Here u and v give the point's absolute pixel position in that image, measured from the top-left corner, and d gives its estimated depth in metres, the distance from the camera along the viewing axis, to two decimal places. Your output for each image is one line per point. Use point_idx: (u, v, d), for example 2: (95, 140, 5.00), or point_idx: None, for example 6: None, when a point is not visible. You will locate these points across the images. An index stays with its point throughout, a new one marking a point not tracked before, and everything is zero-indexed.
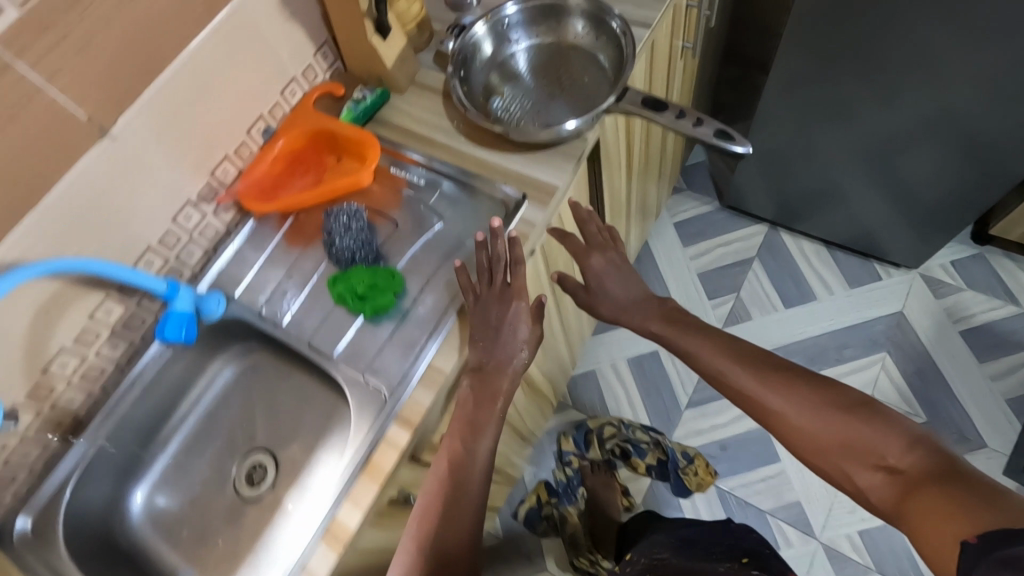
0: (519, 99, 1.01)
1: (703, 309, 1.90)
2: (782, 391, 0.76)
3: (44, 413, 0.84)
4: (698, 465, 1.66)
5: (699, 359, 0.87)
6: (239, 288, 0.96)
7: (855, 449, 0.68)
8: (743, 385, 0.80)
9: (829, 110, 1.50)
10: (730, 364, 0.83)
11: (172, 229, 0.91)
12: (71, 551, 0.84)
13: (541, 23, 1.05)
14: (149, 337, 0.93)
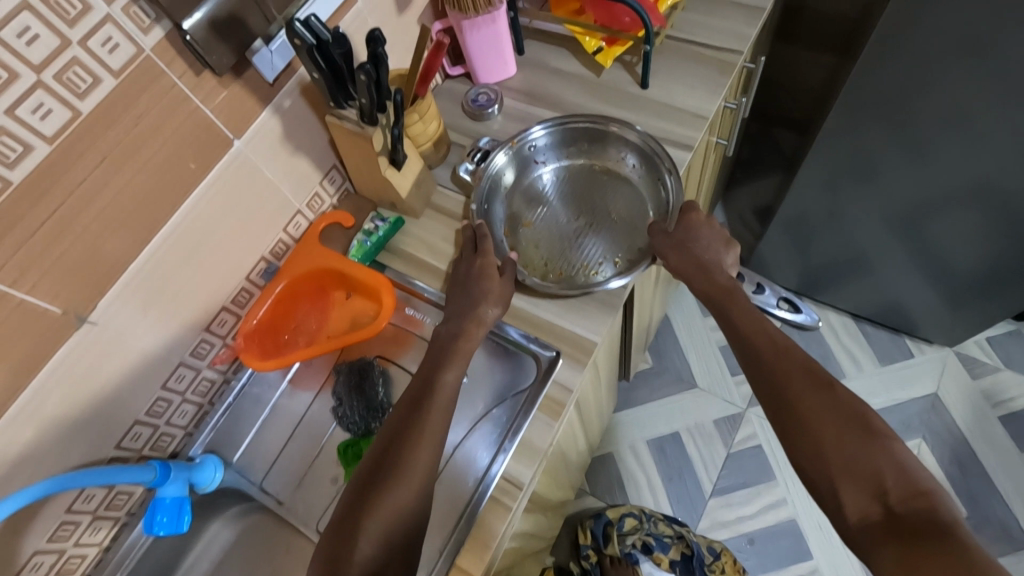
0: (543, 229, 0.92)
1: (726, 386, 1.81)
2: (792, 374, 0.68)
3: None
4: (725, 562, 1.53)
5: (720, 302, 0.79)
6: (239, 450, 0.86)
7: (859, 477, 0.59)
8: (750, 350, 0.73)
9: (847, 179, 1.29)
10: (750, 324, 0.75)
11: (161, 394, 0.80)
12: None
13: (579, 146, 0.97)
14: (138, 510, 0.83)
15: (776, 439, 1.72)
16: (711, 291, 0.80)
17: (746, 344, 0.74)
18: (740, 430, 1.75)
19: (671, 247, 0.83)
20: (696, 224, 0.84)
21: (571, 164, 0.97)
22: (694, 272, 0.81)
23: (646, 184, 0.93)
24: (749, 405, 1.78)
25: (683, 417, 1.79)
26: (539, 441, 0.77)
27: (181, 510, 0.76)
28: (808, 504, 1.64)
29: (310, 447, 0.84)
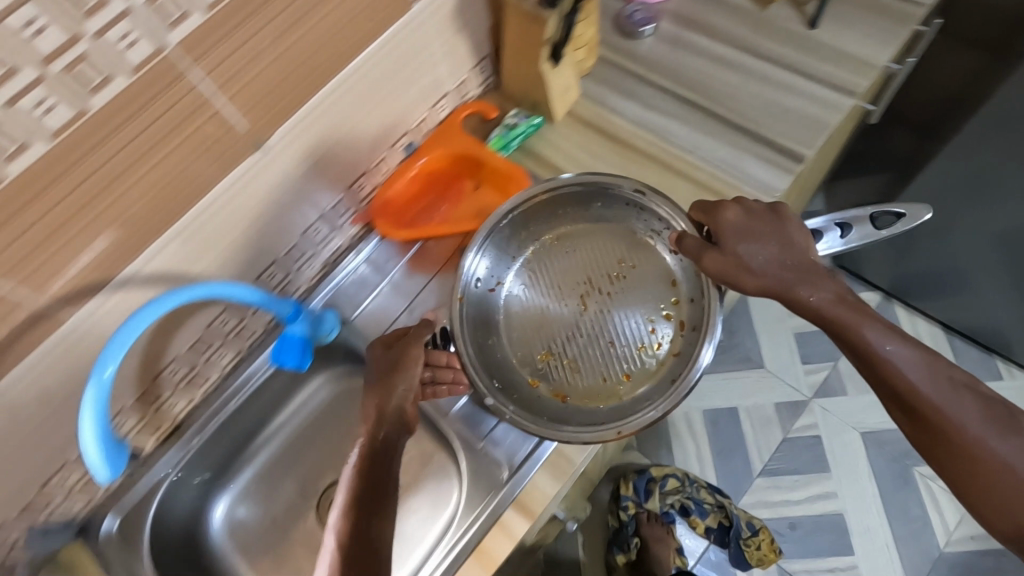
0: (573, 362, 0.81)
1: (794, 373, 1.77)
2: (954, 404, 0.62)
3: (148, 417, 0.80)
4: (763, 540, 1.54)
5: (830, 313, 0.68)
6: (355, 312, 0.90)
7: None
8: (894, 373, 0.64)
9: (968, 182, 1.22)
10: (878, 336, 0.65)
11: (298, 242, 0.84)
12: (157, 556, 0.81)
13: (522, 235, 0.86)
14: (258, 345, 0.89)
15: (836, 433, 1.68)
16: (832, 302, 0.69)
17: (888, 363, 0.64)
18: (803, 418, 1.71)
19: (729, 265, 0.72)
20: (775, 224, 0.73)
21: (538, 248, 0.87)
22: (834, 301, 0.69)
23: (644, 226, 0.85)
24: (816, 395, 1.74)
25: (743, 395, 1.76)
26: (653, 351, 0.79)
27: (304, 350, 0.81)
28: (859, 502, 1.61)
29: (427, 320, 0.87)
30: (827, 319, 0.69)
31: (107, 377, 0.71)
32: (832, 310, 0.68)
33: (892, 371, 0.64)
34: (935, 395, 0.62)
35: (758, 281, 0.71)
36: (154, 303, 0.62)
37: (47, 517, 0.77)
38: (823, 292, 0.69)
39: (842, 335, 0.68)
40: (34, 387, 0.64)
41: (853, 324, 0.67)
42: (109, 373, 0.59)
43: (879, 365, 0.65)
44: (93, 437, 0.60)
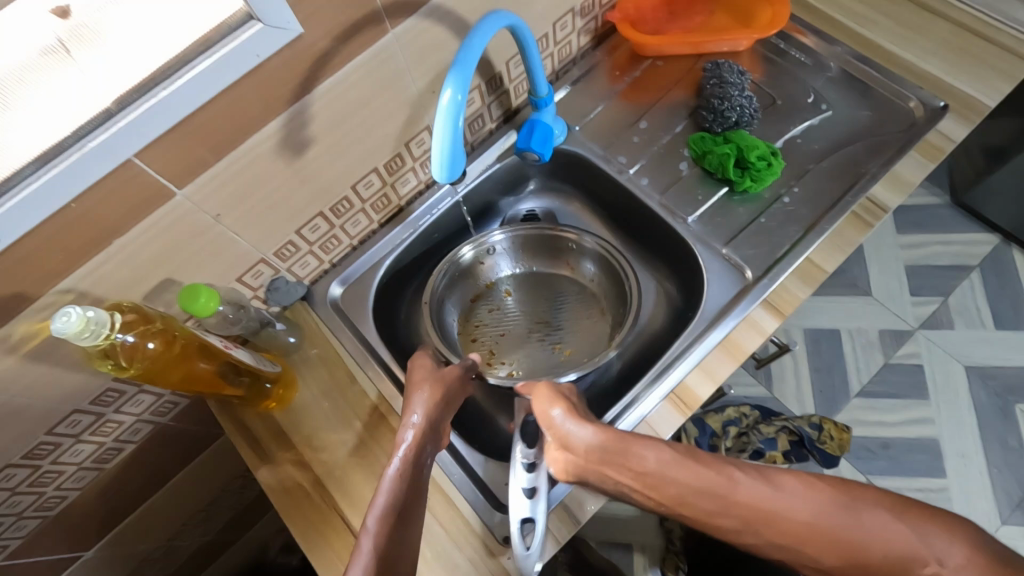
0: (491, 322, 0.90)
1: (900, 303, 1.65)
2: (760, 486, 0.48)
3: (385, 189, 0.80)
4: (835, 429, 1.23)
5: (711, 476, 0.50)
6: (580, 122, 0.88)
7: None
8: (762, 495, 0.48)
9: None
10: (783, 521, 0.47)
11: (547, 34, 0.81)
12: (376, 329, 0.82)
13: (543, 252, 0.91)
14: (478, 145, 0.88)
15: (941, 363, 1.58)
16: (680, 462, 0.51)
17: (697, 480, 0.50)
18: (905, 347, 1.61)
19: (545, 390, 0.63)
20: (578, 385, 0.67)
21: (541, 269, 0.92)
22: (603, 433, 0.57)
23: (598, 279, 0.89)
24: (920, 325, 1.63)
25: (846, 318, 1.66)
26: (911, 176, 0.76)
27: (549, 137, 0.80)
28: (957, 433, 1.52)
29: (657, 136, 0.85)
30: (675, 475, 0.51)
31: (385, 119, 0.70)
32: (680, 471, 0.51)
33: (788, 523, 0.46)
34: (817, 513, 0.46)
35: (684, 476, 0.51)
36: (476, 33, 0.57)
37: (289, 268, 0.77)
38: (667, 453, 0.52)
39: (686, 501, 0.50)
40: (341, 101, 0.63)
41: (736, 492, 0.48)
42: (459, 99, 0.54)
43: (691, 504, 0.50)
44: (442, 162, 0.56)
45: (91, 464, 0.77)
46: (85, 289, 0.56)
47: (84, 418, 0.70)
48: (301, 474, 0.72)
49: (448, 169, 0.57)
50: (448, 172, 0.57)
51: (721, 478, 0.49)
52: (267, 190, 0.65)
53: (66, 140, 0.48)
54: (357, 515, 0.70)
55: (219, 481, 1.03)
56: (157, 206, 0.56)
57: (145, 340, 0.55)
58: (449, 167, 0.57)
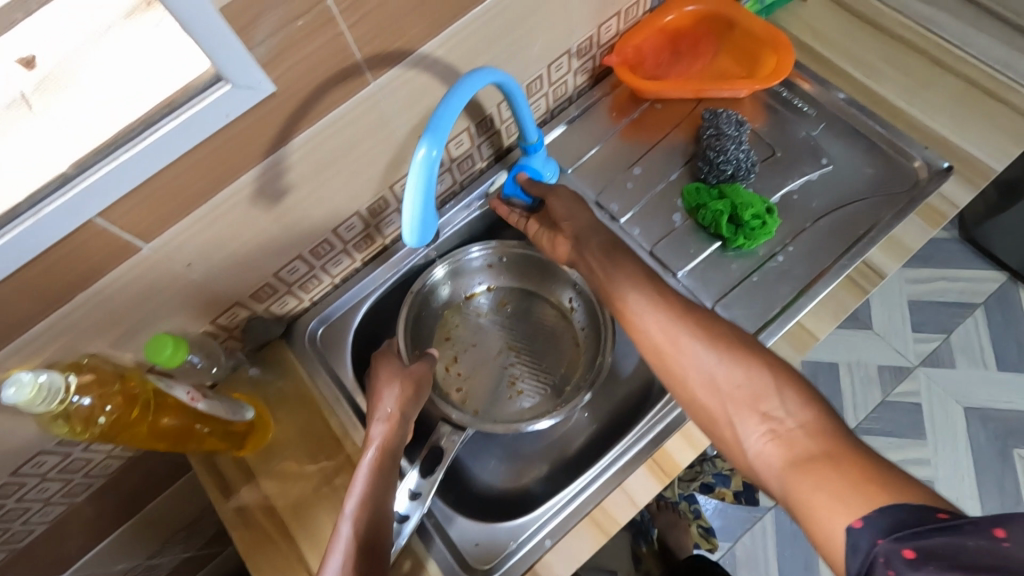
0: (464, 331, 0.88)
1: (902, 339, 1.62)
2: (781, 388, 0.53)
3: (369, 230, 0.78)
4: None
5: (743, 371, 0.55)
6: (574, 164, 0.86)
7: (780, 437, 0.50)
8: (707, 366, 0.57)
9: None
10: (757, 431, 0.52)
11: (541, 76, 0.78)
12: (354, 371, 0.80)
13: (530, 277, 0.89)
14: (467, 183, 0.85)
15: (940, 403, 1.55)
16: (718, 368, 0.56)
17: (713, 379, 0.56)
18: (904, 384, 1.58)
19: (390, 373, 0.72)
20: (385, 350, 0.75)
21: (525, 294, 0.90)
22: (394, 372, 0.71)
23: (581, 322, 0.87)
24: (921, 363, 1.60)
25: (845, 351, 1.63)
26: (910, 241, 0.74)
27: (537, 185, 0.77)
28: (953, 475, 1.49)
29: (651, 183, 0.83)
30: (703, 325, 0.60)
31: (366, 164, 0.68)
32: (724, 370, 0.56)
33: (717, 380, 0.56)
34: (730, 395, 0.55)
35: (715, 372, 0.56)
36: (458, 87, 0.54)
37: (266, 308, 0.75)
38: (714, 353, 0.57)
39: (701, 396, 0.56)
40: (320, 150, 0.61)
41: (744, 389, 0.54)
42: (434, 155, 0.51)
43: (703, 398, 0.56)
44: (413, 224, 0.54)
45: (59, 499, 0.76)
46: (47, 342, 0.55)
47: (49, 459, 0.68)
48: (269, 520, 0.71)
49: (419, 231, 0.55)
50: (419, 234, 0.55)
51: (756, 376, 0.54)
52: (242, 238, 0.63)
53: (22, 202, 0.46)
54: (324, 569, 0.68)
55: (196, 506, 1.02)
56: (123, 261, 0.55)
57: (103, 403, 0.55)
58: (420, 230, 0.55)
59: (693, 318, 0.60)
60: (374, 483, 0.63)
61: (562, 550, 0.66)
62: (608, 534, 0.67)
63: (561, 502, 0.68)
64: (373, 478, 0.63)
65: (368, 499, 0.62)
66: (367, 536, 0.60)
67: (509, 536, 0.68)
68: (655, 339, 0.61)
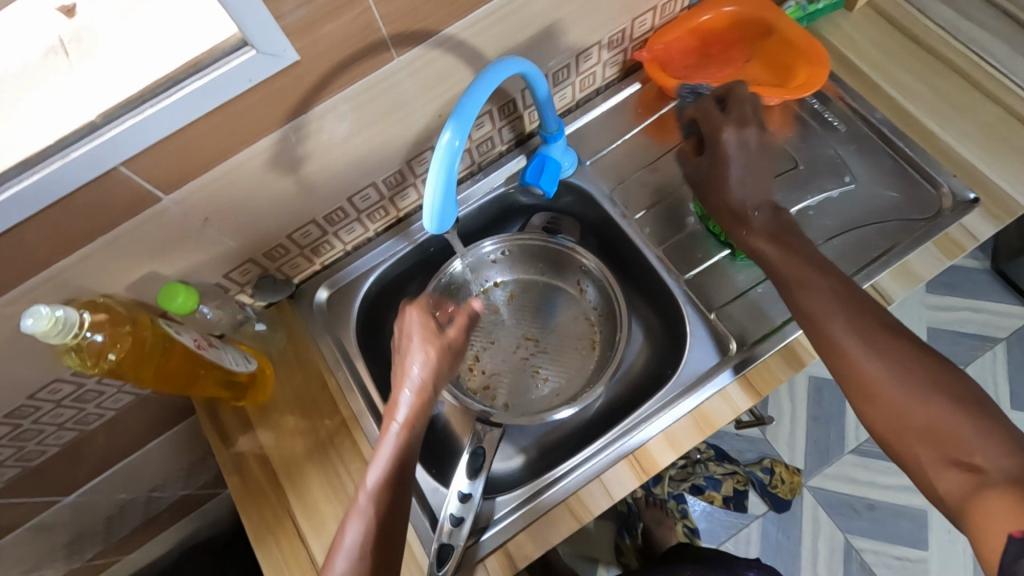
0: (482, 327, 0.89)
1: None
2: (972, 426, 0.50)
3: (384, 202, 0.79)
4: (782, 474, 1.45)
5: (907, 380, 0.54)
6: (592, 157, 0.86)
7: (938, 439, 0.50)
8: (865, 363, 0.56)
9: None
10: (935, 467, 0.50)
11: (569, 65, 0.78)
12: (357, 337, 0.83)
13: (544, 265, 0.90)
14: (485, 165, 0.86)
15: None
16: (897, 371, 0.54)
17: (907, 387, 0.53)
18: None
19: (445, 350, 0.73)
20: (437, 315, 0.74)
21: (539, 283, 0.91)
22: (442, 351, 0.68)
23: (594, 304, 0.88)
24: None
25: None
26: (923, 271, 0.73)
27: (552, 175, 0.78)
28: None
29: (668, 184, 0.83)
30: (864, 324, 0.58)
31: (385, 138, 0.69)
32: (889, 375, 0.54)
33: (879, 381, 0.54)
34: (902, 393, 0.53)
35: (872, 369, 0.55)
36: (484, 75, 0.55)
37: (278, 268, 0.78)
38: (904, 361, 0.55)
39: (879, 392, 0.54)
40: (339, 121, 0.63)
41: (928, 417, 0.51)
42: (457, 144, 0.52)
43: (885, 395, 0.54)
44: (433, 211, 0.54)
45: (71, 425, 0.80)
46: (67, 278, 0.58)
47: (65, 387, 0.72)
48: (262, 472, 0.75)
49: (439, 218, 0.55)
50: (438, 221, 0.55)
51: (937, 398, 0.52)
52: (259, 198, 0.65)
53: (51, 146, 0.48)
54: (307, 521, 0.72)
55: (199, 446, 1.07)
56: (143, 210, 0.57)
57: (113, 341, 0.58)
58: (440, 218, 0.55)
59: (867, 317, 0.58)
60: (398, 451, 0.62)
61: (535, 532, 0.68)
62: (580, 522, 0.68)
63: (539, 487, 0.70)
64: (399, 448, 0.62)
65: (392, 473, 0.61)
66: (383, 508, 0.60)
67: (484, 512, 0.70)
68: (811, 310, 0.61)
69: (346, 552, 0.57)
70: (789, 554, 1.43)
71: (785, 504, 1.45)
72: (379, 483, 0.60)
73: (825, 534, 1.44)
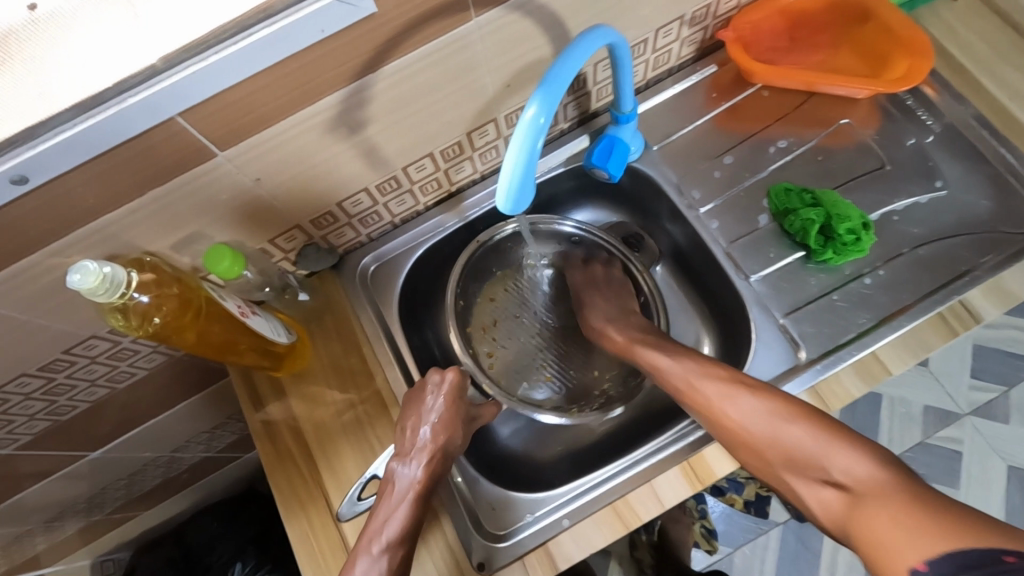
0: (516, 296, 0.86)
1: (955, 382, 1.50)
2: (822, 440, 0.56)
3: (437, 174, 0.75)
4: None
5: (773, 424, 0.59)
6: (660, 142, 0.80)
7: (796, 459, 0.58)
8: (732, 414, 0.62)
9: None
10: (807, 486, 0.57)
11: (646, 41, 0.73)
12: (400, 314, 0.80)
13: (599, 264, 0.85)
14: (545, 142, 0.81)
15: (980, 455, 1.44)
16: (759, 411, 0.60)
17: (771, 430, 0.59)
18: (946, 429, 1.46)
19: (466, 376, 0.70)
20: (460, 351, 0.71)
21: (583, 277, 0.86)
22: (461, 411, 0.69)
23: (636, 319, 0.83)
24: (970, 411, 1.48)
25: (894, 383, 1.54)
26: (1018, 289, 0.67)
27: (622, 158, 0.73)
28: None
29: (740, 177, 0.77)
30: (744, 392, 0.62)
31: (449, 107, 0.65)
32: (756, 424, 0.60)
33: (745, 430, 0.60)
34: (763, 428, 0.60)
35: (736, 417, 0.61)
36: (574, 48, 0.51)
37: (323, 237, 0.74)
38: (771, 403, 0.60)
39: (742, 436, 0.61)
40: (406, 84, 0.58)
41: (783, 446, 0.58)
42: (542, 121, 0.48)
43: (755, 443, 0.60)
44: (508, 193, 0.51)
45: (103, 382, 0.78)
46: (113, 232, 0.55)
47: (100, 344, 0.70)
48: (296, 443, 0.72)
49: (514, 200, 0.51)
50: (512, 203, 0.51)
51: (789, 427, 0.58)
52: (314, 161, 0.61)
53: (108, 89, 0.44)
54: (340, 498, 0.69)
55: (224, 410, 1.05)
56: (196, 165, 0.54)
57: (159, 304, 0.55)
58: (515, 200, 0.51)
59: (716, 370, 0.65)
60: (408, 509, 0.62)
61: (578, 535, 0.65)
62: (627, 528, 0.65)
63: (587, 486, 0.67)
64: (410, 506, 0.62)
65: (407, 533, 0.61)
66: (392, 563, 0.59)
67: (527, 509, 0.68)
68: (683, 382, 0.66)
69: None
70: (808, 564, 1.39)
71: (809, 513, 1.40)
72: (383, 547, 0.60)
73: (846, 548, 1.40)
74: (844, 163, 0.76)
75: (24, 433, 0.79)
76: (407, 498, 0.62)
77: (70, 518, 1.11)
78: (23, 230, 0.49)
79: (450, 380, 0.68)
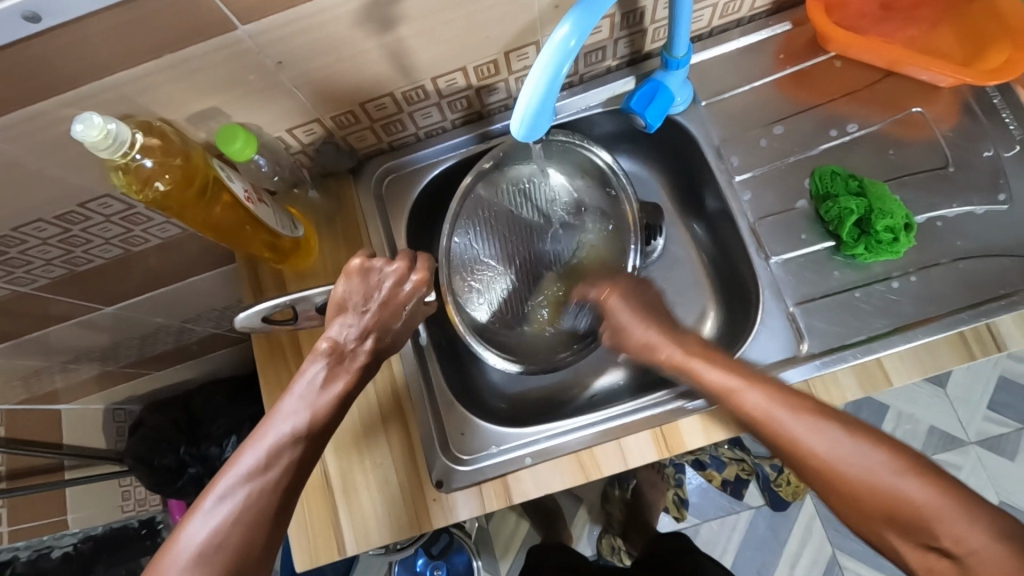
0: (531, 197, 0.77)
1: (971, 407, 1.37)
2: (952, 503, 0.51)
3: (469, 91, 0.72)
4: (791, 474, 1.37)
5: (878, 478, 0.53)
6: (711, 98, 0.75)
7: (900, 518, 0.53)
8: (831, 448, 0.55)
9: None
10: (907, 542, 0.53)
11: None
12: (408, 229, 0.79)
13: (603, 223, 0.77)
14: (585, 79, 0.76)
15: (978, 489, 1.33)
16: (851, 451, 0.54)
17: (870, 479, 0.53)
18: (947, 452, 1.35)
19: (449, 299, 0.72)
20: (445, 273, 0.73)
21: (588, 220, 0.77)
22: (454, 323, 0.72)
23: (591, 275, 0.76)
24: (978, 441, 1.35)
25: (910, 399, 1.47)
26: None
27: (663, 106, 0.68)
28: None
29: (787, 150, 0.72)
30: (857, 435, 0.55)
31: (489, 20, 0.61)
32: (836, 453, 0.55)
33: (837, 470, 0.54)
34: (860, 470, 0.54)
35: (826, 452, 0.55)
36: None
37: (344, 136, 0.73)
38: (880, 452, 0.54)
39: (835, 478, 0.55)
40: None
41: (886, 503, 0.53)
42: (572, 44, 0.44)
43: (849, 488, 0.54)
44: (525, 117, 0.47)
45: (118, 242, 0.81)
46: (128, 93, 0.54)
47: (114, 204, 0.71)
48: (285, 332, 0.75)
49: (529, 128, 0.48)
50: (528, 128, 0.48)
51: (904, 478, 0.53)
52: (339, 54, 0.59)
53: None
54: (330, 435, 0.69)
55: (237, 291, 1.08)
56: (216, 37, 0.52)
57: (163, 171, 0.56)
58: (531, 126, 0.48)
59: (803, 399, 0.57)
60: (331, 400, 0.58)
61: (537, 473, 0.66)
62: (586, 478, 0.65)
63: (555, 431, 0.69)
64: (332, 400, 0.58)
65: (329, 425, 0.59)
66: (297, 455, 0.56)
67: (493, 440, 0.70)
68: (760, 407, 0.57)
69: (234, 475, 0.54)
70: (771, 553, 1.39)
71: (784, 503, 1.39)
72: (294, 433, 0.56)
73: (813, 544, 1.38)
74: (906, 155, 0.70)
75: (41, 276, 0.82)
76: (328, 391, 0.59)
77: (86, 366, 1.17)
78: (35, 75, 0.49)
79: (412, 284, 0.62)
